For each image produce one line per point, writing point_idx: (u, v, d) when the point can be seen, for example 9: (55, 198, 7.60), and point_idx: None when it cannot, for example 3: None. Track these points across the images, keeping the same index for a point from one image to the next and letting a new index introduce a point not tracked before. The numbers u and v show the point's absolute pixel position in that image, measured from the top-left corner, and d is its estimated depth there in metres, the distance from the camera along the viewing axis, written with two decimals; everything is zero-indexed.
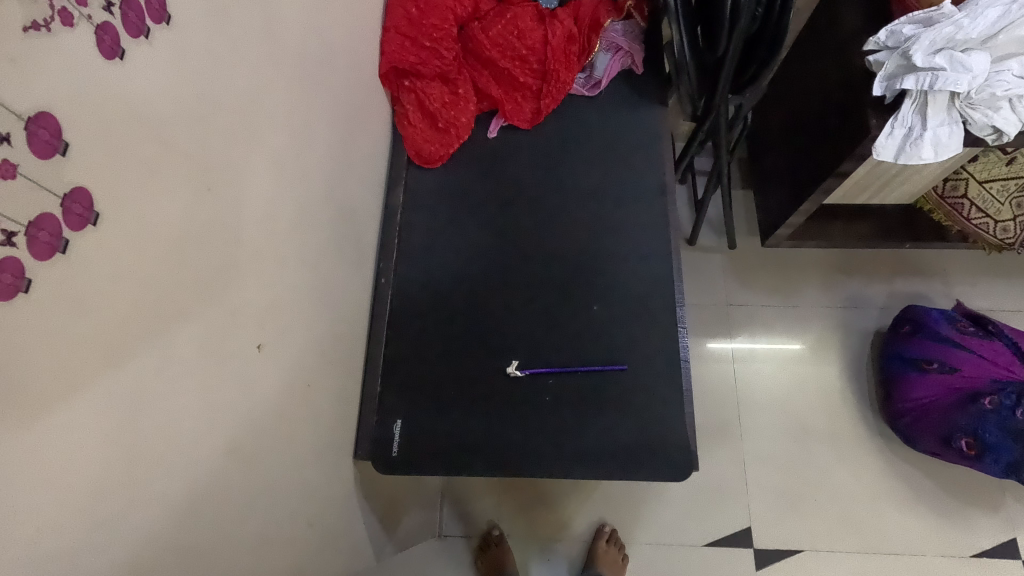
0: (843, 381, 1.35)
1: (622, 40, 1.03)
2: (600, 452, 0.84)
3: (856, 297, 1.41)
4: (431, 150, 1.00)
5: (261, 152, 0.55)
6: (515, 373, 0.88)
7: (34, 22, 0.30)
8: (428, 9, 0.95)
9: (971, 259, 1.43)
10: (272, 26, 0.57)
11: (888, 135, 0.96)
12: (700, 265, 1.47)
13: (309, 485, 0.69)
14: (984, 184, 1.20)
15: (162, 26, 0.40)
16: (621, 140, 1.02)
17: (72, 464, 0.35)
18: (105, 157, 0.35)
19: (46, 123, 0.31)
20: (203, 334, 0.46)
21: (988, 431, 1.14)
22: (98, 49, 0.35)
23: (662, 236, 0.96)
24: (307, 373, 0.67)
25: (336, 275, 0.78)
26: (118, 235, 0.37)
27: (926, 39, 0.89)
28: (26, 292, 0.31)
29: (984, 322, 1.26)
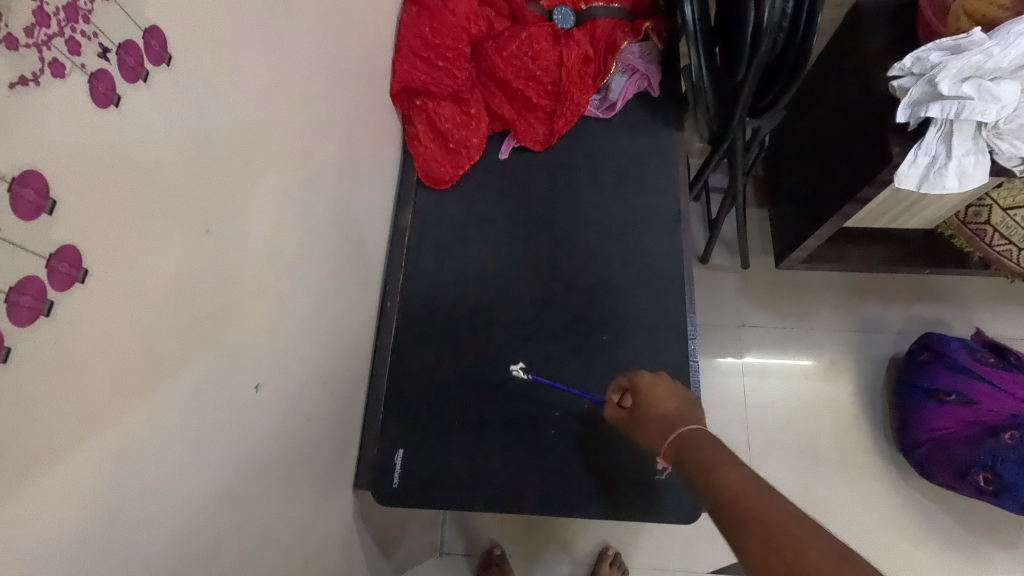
0: (858, 408, 1.32)
1: (638, 62, 1.00)
2: (607, 487, 0.82)
3: (873, 321, 1.38)
4: (441, 172, 0.98)
5: (263, 185, 0.54)
6: (517, 371, 0.87)
7: (22, 77, 0.29)
8: (441, 29, 0.93)
9: (993, 285, 1.39)
10: (280, 54, 0.56)
11: (911, 164, 0.93)
12: (712, 286, 1.43)
13: (305, 518, 0.67)
14: (1008, 211, 1.15)
15: (163, 67, 0.39)
16: (634, 164, 1.00)
17: (59, 531, 0.33)
18: (95, 212, 0.34)
19: (32, 183, 0.30)
20: (212, 377, 0.47)
21: (1006, 466, 1.10)
22: (92, 98, 0.33)
23: (675, 263, 0.94)
24: (306, 405, 0.66)
25: (340, 298, 0.76)
26: (106, 291, 0.35)
27: (953, 67, 0.86)
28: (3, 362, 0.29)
29: (1005, 354, 1.22)
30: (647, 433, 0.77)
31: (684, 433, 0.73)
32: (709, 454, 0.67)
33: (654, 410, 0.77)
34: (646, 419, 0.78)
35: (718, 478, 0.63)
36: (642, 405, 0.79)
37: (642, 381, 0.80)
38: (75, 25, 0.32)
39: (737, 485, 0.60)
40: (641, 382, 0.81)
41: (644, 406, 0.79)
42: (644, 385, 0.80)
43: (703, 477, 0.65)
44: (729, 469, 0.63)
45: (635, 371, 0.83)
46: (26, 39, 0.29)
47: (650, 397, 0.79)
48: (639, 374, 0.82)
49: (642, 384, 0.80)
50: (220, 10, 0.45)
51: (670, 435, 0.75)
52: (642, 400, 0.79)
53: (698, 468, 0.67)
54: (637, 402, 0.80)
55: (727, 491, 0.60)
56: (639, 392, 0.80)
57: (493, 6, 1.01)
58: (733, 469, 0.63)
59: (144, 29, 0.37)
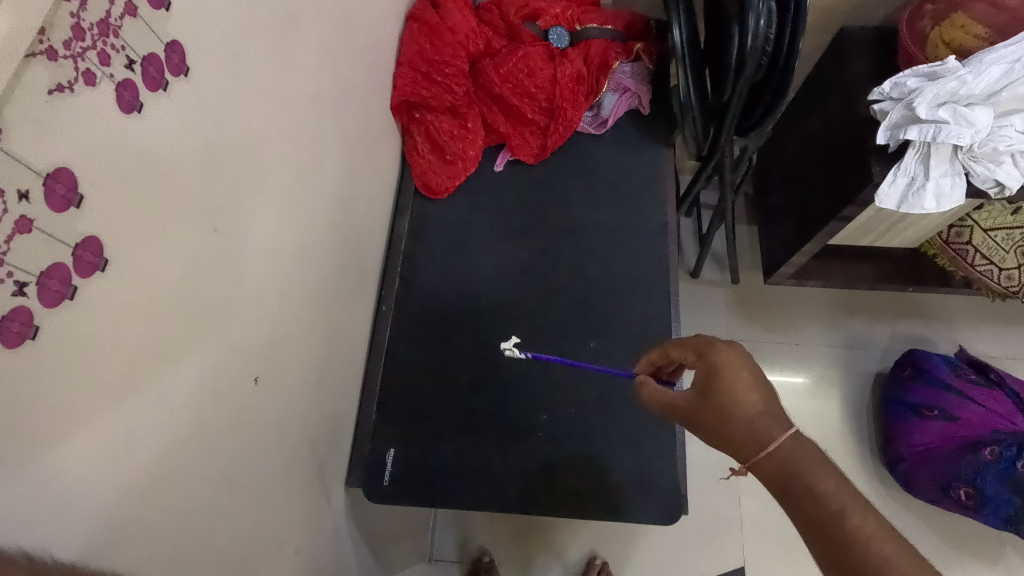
0: (844, 422, 1.34)
1: (629, 82, 1.05)
2: (592, 488, 0.85)
3: (858, 337, 1.41)
4: (437, 182, 1.02)
5: (268, 189, 0.57)
6: (508, 347, 0.89)
7: (59, 84, 0.32)
8: (441, 46, 0.97)
9: (975, 304, 1.43)
10: (287, 66, 0.59)
11: (891, 184, 0.97)
12: (701, 299, 1.47)
13: (296, 513, 0.69)
14: (989, 232, 1.21)
15: (181, 78, 0.42)
16: (624, 179, 1.04)
17: (76, 501, 0.36)
18: (115, 208, 0.37)
19: (63, 178, 0.33)
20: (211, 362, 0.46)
21: (986, 481, 1.13)
22: (117, 104, 0.36)
23: (662, 274, 0.98)
24: (301, 401, 0.69)
25: (336, 300, 0.79)
26: (124, 280, 0.38)
27: (930, 92, 0.91)
28: (33, 338, 0.32)
29: (985, 370, 1.26)
30: (697, 420, 0.57)
31: (790, 461, 0.51)
32: (839, 497, 0.48)
33: (736, 411, 0.55)
34: (711, 407, 0.56)
35: (836, 532, 0.47)
36: (711, 392, 0.56)
37: (717, 355, 0.57)
38: (105, 39, 0.36)
39: (851, 527, 0.47)
40: (714, 357, 0.58)
41: (715, 399, 0.56)
42: (724, 365, 0.56)
43: (783, 488, 0.51)
44: (845, 508, 0.48)
45: (707, 341, 0.59)
46: (64, 51, 0.32)
47: (731, 384, 0.55)
48: (717, 358, 0.57)
49: (717, 359, 0.57)
50: (233, 26, 0.48)
51: (765, 451, 0.52)
52: (709, 389, 0.57)
53: (794, 495, 0.50)
54: (703, 386, 0.57)
55: (832, 523, 0.47)
56: (714, 377, 0.57)
57: (491, 25, 1.06)
58: (882, 542, 0.45)
59: (166, 44, 0.41)
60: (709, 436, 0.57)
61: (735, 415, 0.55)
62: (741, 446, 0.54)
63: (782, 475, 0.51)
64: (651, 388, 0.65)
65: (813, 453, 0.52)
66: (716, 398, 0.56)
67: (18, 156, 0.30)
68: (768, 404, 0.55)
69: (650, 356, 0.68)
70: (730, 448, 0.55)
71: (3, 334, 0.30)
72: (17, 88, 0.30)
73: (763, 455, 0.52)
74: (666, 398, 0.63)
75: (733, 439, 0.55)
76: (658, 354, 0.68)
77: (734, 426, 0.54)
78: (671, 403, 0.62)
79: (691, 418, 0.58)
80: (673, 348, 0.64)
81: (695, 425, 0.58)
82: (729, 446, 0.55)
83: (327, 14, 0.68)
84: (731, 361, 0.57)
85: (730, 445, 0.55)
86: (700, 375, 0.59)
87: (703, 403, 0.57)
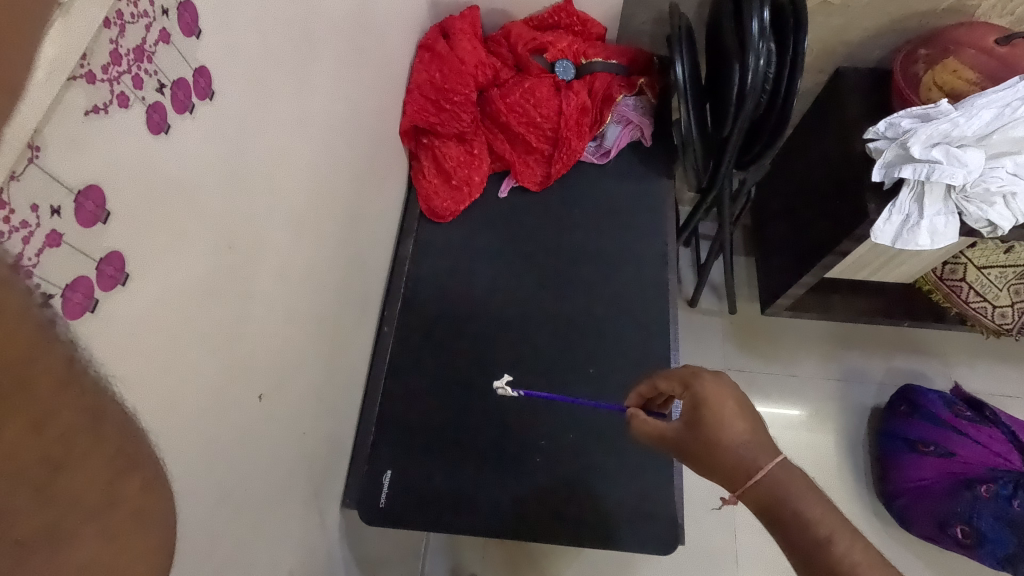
0: (840, 457, 1.33)
1: (632, 114, 1.08)
2: (588, 515, 0.84)
3: (854, 370, 1.41)
4: (442, 206, 1.04)
5: (281, 210, 0.59)
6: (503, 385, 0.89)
7: (95, 106, 0.34)
8: (450, 75, 1.01)
9: (970, 341, 1.44)
10: (303, 93, 0.61)
11: (886, 221, 0.98)
12: (699, 328, 1.48)
13: (290, 533, 0.68)
14: (982, 270, 1.25)
15: (206, 101, 0.44)
16: (626, 209, 1.06)
17: None
18: (139, 222, 0.38)
19: (92, 196, 0.34)
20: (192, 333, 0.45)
21: (982, 519, 1.13)
22: (147, 125, 0.38)
23: (661, 302, 0.99)
24: (301, 419, 0.69)
25: (340, 320, 0.79)
26: (143, 293, 0.39)
27: (923, 133, 0.93)
28: (91, 312, 0.35)
29: (982, 408, 1.26)
30: (686, 450, 0.58)
31: (777, 488, 0.51)
32: (827, 525, 0.48)
33: (722, 439, 0.55)
34: (698, 436, 0.57)
35: (825, 560, 0.47)
36: (698, 422, 0.57)
37: (702, 385, 0.58)
38: (140, 64, 0.37)
39: (839, 555, 0.47)
40: (700, 387, 0.59)
41: (699, 427, 0.57)
42: (710, 393, 0.57)
43: (772, 517, 0.51)
44: (833, 535, 0.48)
45: (693, 372, 0.60)
46: (102, 75, 0.34)
47: (717, 412, 0.56)
48: (699, 387, 0.59)
49: (702, 389, 0.58)
50: (255, 54, 0.51)
51: (752, 480, 0.53)
52: (694, 418, 0.58)
53: (784, 525, 0.50)
54: (689, 416, 0.59)
55: (820, 554, 0.47)
56: (699, 407, 0.58)
57: (500, 56, 1.09)
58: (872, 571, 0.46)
59: (194, 69, 0.43)
60: (699, 465, 0.57)
61: (722, 443, 0.55)
62: (729, 475, 0.55)
63: (770, 503, 0.51)
64: (640, 419, 0.66)
65: (801, 479, 0.52)
66: (702, 426, 0.57)
67: (55, 174, 0.31)
68: (755, 432, 0.55)
69: (640, 387, 0.70)
70: (718, 477, 0.56)
71: (67, 304, 0.33)
72: (59, 108, 0.31)
73: (751, 484, 0.53)
74: (655, 430, 0.64)
75: (721, 468, 0.55)
76: (647, 385, 0.69)
77: (719, 454, 0.55)
78: (660, 433, 0.63)
79: (680, 447, 0.59)
80: (661, 379, 0.65)
81: (685, 456, 0.59)
82: (718, 475, 0.56)
83: (343, 42, 0.70)
84: (715, 389, 0.58)
85: (718, 474, 0.56)
86: (687, 405, 0.60)
87: (691, 433, 0.58)
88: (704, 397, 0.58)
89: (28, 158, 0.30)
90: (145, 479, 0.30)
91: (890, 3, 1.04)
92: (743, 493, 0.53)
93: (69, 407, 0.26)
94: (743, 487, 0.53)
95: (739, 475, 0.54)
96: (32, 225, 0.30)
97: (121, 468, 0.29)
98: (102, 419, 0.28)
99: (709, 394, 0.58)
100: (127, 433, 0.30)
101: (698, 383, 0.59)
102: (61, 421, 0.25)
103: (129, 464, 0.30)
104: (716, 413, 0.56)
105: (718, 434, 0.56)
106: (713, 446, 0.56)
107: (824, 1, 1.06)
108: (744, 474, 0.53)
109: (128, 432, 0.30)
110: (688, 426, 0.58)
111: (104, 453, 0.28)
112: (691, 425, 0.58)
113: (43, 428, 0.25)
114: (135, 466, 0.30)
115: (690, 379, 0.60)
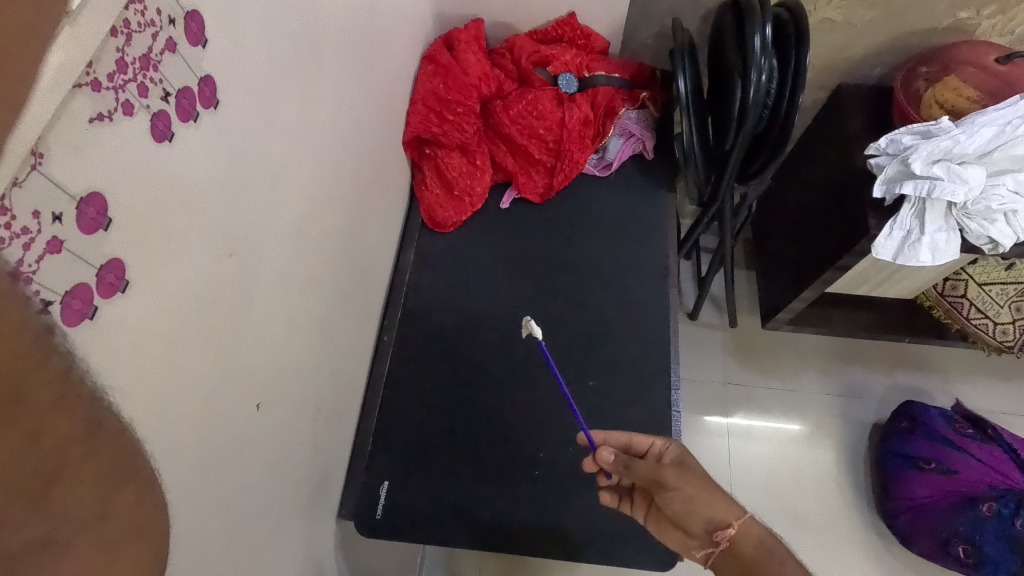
0: (840, 473, 1.32)
1: (634, 127, 1.08)
2: (586, 530, 0.84)
3: (855, 386, 1.41)
4: (444, 216, 1.05)
5: (282, 219, 0.59)
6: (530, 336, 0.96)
7: (100, 114, 0.34)
8: (454, 87, 1.01)
9: (971, 358, 1.44)
10: (307, 103, 0.61)
11: (888, 236, 0.98)
12: (699, 341, 1.47)
13: (285, 543, 0.67)
14: (983, 286, 1.24)
15: (209, 110, 0.45)
16: (627, 222, 1.07)
17: None
18: (140, 230, 0.38)
19: (94, 203, 0.34)
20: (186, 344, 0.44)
21: (986, 539, 1.11)
22: (151, 133, 0.38)
23: (661, 316, 0.99)
24: (298, 428, 0.68)
25: (339, 329, 0.79)
26: (142, 301, 0.39)
27: (923, 150, 0.94)
28: (90, 318, 0.34)
29: (983, 425, 1.25)
30: (685, 487, 0.67)
31: (758, 525, 0.66)
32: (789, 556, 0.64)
33: (713, 484, 0.68)
34: (699, 476, 0.69)
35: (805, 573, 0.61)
36: (689, 469, 0.69)
37: (679, 447, 0.74)
38: (146, 72, 0.38)
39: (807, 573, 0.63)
40: (676, 449, 0.74)
41: (694, 470, 0.69)
42: (687, 455, 0.73)
43: (762, 547, 0.63)
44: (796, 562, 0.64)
45: (666, 439, 0.75)
46: (107, 83, 0.34)
47: (699, 467, 0.71)
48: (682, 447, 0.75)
49: (680, 450, 0.74)
50: (261, 65, 0.51)
51: (744, 516, 0.66)
52: (686, 464, 0.70)
53: (772, 553, 0.63)
54: (680, 464, 0.70)
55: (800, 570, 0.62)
56: (685, 461, 0.71)
57: (503, 68, 1.09)
58: None
59: (199, 77, 0.43)
60: (697, 502, 0.67)
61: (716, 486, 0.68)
62: (726, 509, 0.66)
63: (758, 534, 0.64)
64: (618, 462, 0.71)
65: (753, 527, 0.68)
66: (696, 471, 0.69)
67: (58, 181, 0.31)
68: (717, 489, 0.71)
69: (611, 436, 0.77)
70: (709, 515, 0.66)
71: (65, 309, 0.33)
72: (63, 116, 0.31)
73: (745, 518, 0.66)
74: (637, 465, 0.69)
75: (716, 504, 0.66)
76: (616, 437, 0.78)
77: (713, 493, 0.67)
78: (649, 474, 0.69)
79: (678, 484, 0.67)
80: (638, 439, 0.77)
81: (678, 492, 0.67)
82: (716, 512, 0.66)
83: (347, 53, 0.71)
84: (687, 454, 0.74)
85: (715, 512, 0.66)
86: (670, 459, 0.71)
87: (689, 474, 0.68)
88: (684, 455, 0.73)
89: (31, 165, 0.29)
90: (144, 491, 0.26)
91: (890, 21, 1.05)
92: (739, 524, 0.65)
93: (65, 418, 0.23)
94: (740, 520, 0.66)
95: (732, 511, 0.66)
96: (32, 232, 0.31)
97: (115, 484, 0.25)
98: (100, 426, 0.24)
99: (686, 455, 0.73)
100: (123, 441, 0.26)
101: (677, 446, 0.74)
102: (56, 429, 0.22)
103: (128, 476, 0.26)
104: (699, 467, 0.71)
105: (708, 478, 0.69)
106: (710, 485, 0.68)
107: (824, 19, 1.06)
108: (736, 511, 0.66)
109: (128, 441, 0.26)
110: (683, 469, 0.69)
111: (99, 460, 0.24)
112: (687, 469, 0.69)
113: (36, 438, 0.22)
114: (135, 479, 0.26)
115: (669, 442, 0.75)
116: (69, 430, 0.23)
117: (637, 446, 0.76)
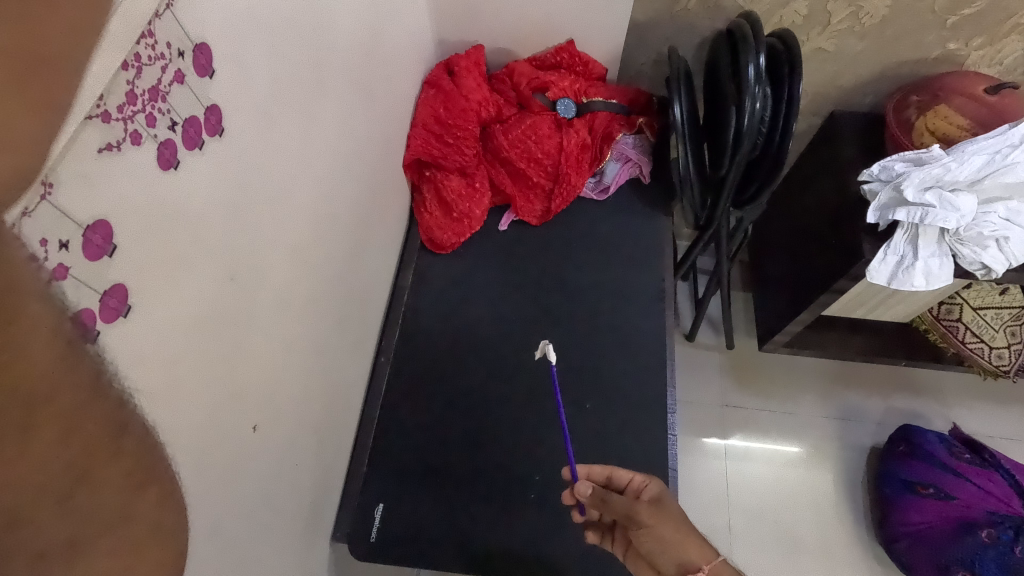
0: (838, 498, 1.31)
1: (632, 152, 1.10)
2: (583, 554, 0.83)
3: (853, 410, 1.40)
4: (442, 238, 1.06)
5: (283, 242, 0.59)
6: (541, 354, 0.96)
7: (109, 143, 0.35)
8: (454, 111, 1.04)
9: (968, 383, 1.44)
10: (310, 126, 0.63)
11: (882, 261, 0.99)
12: (698, 364, 1.47)
13: (280, 564, 0.67)
14: (978, 310, 1.26)
15: (215, 138, 0.46)
16: (625, 243, 1.08)
17: None
18: (144, 254, 0.39)
19: (100, 229, 0.35)
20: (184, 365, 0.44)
21: (985, 565, 1.10)
22: (157, 161, 0.39)
23: (658, 339, 0.99)
24: (295, 451, 0.68)
25: (337, 349, 0.79)
26: (142, 325, 0.39)
27: (917, 177, 0.95)
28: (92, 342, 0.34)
29: (981, 450, 1.25)
30: (656, 525, 0.67)
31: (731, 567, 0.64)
32: None
33: (686, 523, 0.68)
34: (672, 516, 0.68)
35: None
36: (663, 505, 0.70)
37: (657, 482, 0.74)
38: (154, 103, 0.39)
39: None
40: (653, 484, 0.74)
41: (672, 510, 0.69)
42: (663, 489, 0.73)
43: None
44: None
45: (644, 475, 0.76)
46: (117, 114, 0.35)
47: (675, 503, 0.71)
48: (661, 487, 0.73)
49: (658, 485, 0.74)
50: (266, 94, 0.53)
51: (718, 557, 0.65)
52: (664, 504, 0.70)
53: None
54: (654, 500, 0.71)
55: None
56: (662, 497, 0.71)
57: (503, 93, 1.11)
58: None
59: (205, 107, 0.44)
60: (668, 542, 0.66)
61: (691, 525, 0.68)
62: (695, 552, 0.65)
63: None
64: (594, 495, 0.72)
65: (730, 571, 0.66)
66: (668, 508, 0.70)
67: (64, 209, 0.32)
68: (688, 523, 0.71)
69: (593, 468, 0.79)
70: (680, 553, 0.66)
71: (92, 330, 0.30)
72: (73, 148, 0.32)
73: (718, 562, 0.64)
74: (614, 500, 0.71)
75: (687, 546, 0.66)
76: (597, 471, 0.79)
77: (689, 534, 0.67)
78: (625, 510, 0.69)
79: (651, 520, 0.67)
80: (619, 474, 0.77)
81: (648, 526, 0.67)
82: (687, 551, 0.65)
83: (350, 79, 0.72)
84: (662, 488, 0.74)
85: (686, 552, 0.65)
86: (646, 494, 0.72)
87: (660, 511, 0.68)
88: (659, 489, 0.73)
89: (41, 195, 0.30)
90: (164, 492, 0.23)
91: (881, 52, 1.08)
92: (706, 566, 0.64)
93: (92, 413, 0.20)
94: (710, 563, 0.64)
95: (703, 553, 0.65)
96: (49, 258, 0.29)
97: (139, 479, 0.22)
98: (124, 429, 0.22)
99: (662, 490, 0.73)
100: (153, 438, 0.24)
101: (653, 480, 0.75)
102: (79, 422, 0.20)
103: (148, 471, 0.23)
104: (673, 504, 0.71)
105: (680, 516, 0.69)
106: (683, 523, 0.68)
107: (817, 49, 1.09)
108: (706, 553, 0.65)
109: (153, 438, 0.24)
110: (655, 506, 0.69)
111: (121, 468, 0.21)
112: (659, 507, 0.69)
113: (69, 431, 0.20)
114: (153, 472, 0.23)
115: (647, 477, 0.75)
116: (100, 424, 0.21)
117: (617, 481, 0.77)
